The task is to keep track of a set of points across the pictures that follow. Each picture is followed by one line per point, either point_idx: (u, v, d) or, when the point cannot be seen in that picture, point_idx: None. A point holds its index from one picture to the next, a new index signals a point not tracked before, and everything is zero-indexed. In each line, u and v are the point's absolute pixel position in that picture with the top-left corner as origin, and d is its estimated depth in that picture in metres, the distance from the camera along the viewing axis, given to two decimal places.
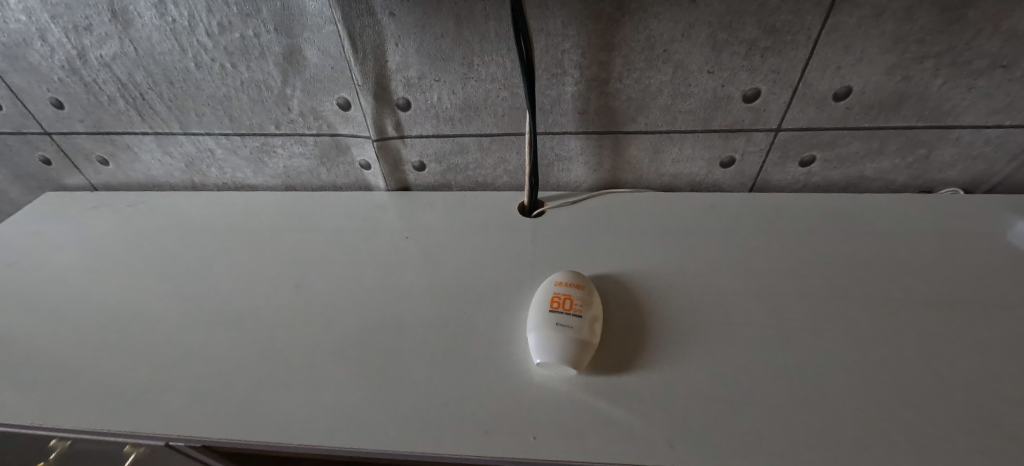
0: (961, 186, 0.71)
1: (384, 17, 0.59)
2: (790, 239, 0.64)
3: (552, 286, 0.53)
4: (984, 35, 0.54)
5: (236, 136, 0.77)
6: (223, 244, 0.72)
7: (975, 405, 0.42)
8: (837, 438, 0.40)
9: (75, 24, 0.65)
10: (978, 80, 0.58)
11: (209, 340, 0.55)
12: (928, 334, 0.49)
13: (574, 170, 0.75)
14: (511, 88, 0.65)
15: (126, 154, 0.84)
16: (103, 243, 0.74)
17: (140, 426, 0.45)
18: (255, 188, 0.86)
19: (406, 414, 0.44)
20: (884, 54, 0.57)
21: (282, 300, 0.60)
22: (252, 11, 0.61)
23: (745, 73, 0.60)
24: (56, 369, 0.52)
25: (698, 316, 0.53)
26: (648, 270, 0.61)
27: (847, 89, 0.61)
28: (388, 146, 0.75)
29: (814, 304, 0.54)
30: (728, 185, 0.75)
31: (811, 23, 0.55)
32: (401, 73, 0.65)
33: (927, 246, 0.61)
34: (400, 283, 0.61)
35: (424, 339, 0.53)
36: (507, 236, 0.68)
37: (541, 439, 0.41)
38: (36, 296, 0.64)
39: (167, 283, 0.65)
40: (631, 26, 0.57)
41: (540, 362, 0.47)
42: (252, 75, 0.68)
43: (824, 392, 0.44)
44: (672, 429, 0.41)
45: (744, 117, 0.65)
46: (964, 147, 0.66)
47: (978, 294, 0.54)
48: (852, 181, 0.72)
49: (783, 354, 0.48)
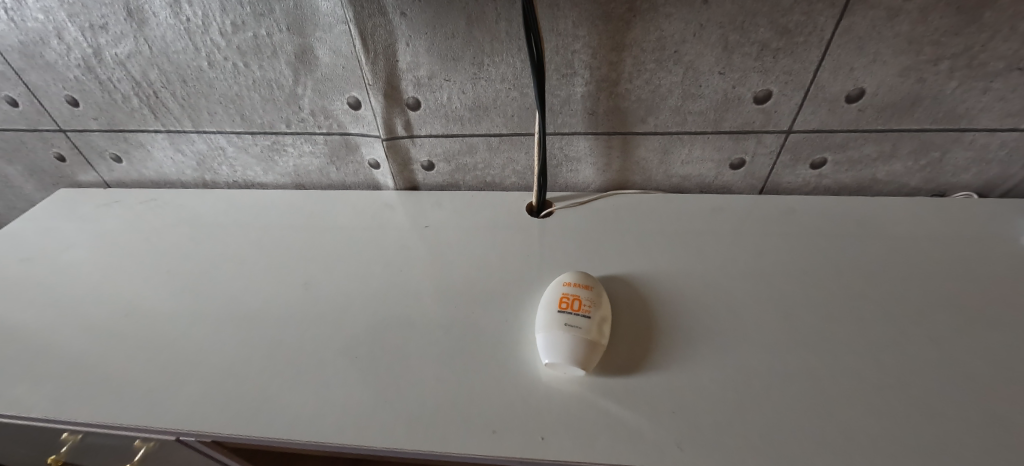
0: (975, 191, 0.70)
1: (395, 17, 0.60)
2: (801, 241, 0.64)
3: (560, 286, 0.53)
4: (1000, 37, 0.53)
5: (247, 134, 0.78)
6: (234, 242, 0.73)
7: (990, 410, 0.41)
8: (847, 442, 0.40)
9: (91, 23, 0.66)
10: (993, 83, 0.57)
11: (218, 338, 0.55)
12: (940, 339, 0.49)
13: (583, 170, 0.75)
14: (521, 88, 0.65)
15: (139, 152, 0.85)
16: (115, 240, 0.75)
17: (154, 421, 0.46)
18: (265, 186, 0.87)
19: (416, 411, 0.45)
20: (898, 55, 0.56)
21: (292, 297, 0.61)
22: (266, 11, 0.61)
23: (756, 74, 0.60)
24: (67, 364, 0.53)
25: (708, 318, 0.53)
26: (658, 270, 0.61)
27: (860, 92, 0.60)
28: (399, 145, 0.75)
29: (825, 307, 0.53)
30: (737, 187, 0.75)
31: (825, 24, 0.54)
32: (411, 73, 0.65)
33: (942, 251, 0.60)
34: (409, 281, 0.62)
35: (433, 338, 0.53)
36: (516, 235, 0.69)
37: (550, 440, 0.41)
38: (49, 292, 0.65)
39: (175, 279, 0.66)
40: (643, 27, 0.57)
41: (549, 363, 0.46)
42: (264, 75, 0.69)
43: (836, 396, 0.44)
44: (682, 433, 0.41)
45: (755, 119, 0.65)
46: (978, 150, 0.65)
47: (990, 298, 0.53)
48: (864, 183, 0.72)
49: (795, 357, 0.48)
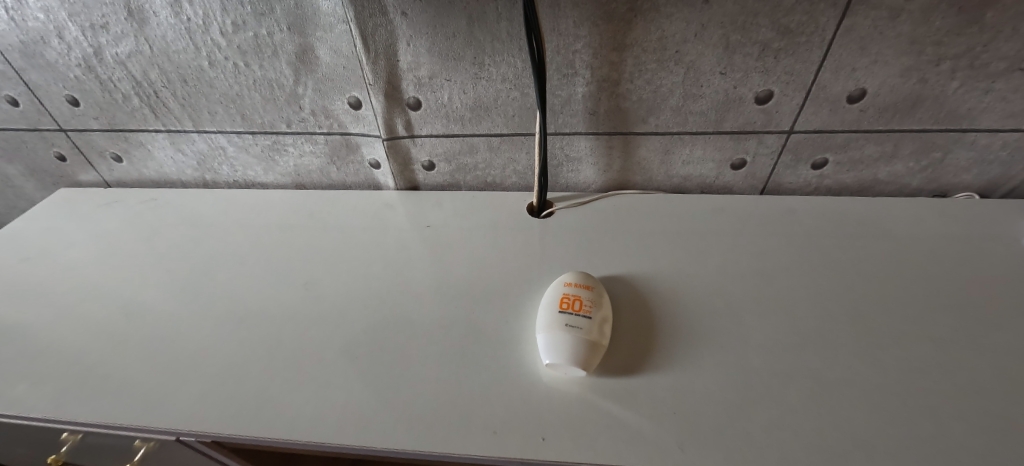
0: (977, 191, 0.70)
1: (395, 17, 0.59)
2: (802, 241, 0.63)
3: (561, 286, 0.53)
4: (1002, 38, 0.53)
5: (248, 134, 0.78)
6: (234, 242, 0.73)
7: (992, 410, 0.41)
8: (849, 442, 0.39)
9: (92, 22, 0.66)
10: (995, 83, 0.57)
11: (218, 338, 0.55)
12: (941, 339, 0.49)
13: (584, 170, 0.75)
14: (522, 88, 0.65)
15: (140, 151, 0.84)
16: (116, 239, 0.75)
17: (154, 421, 0.46)
18: (266, 186, 0.87)
19: (416, 411, 0.45)
20: (900, 55, 0.56)
21: (293, 297, 0.61)
22: (267, 10, 0.61)
23: (758, 74, 0.60)
24: (66, 364, 0.53)
25: (709, 319, 0.53)
26: (659, 271, 0.60)
27: (862, 92, 0.60)
28: (399, 145, 0.75)
29: (826, 307, 0.53)
30: (738, 187, 0.75)
31: (826, 24, 0.54)
32: (411, 72, 0.65)
33: (944, 251, 0.60)
34: (410, 281, 0.62)
35: (434, 338, 0.53)
36: (516, 236, 0.68)
37: (551, 441, 0.41)
38: (49, 292, 0.65)
39: (175, 279, 0.66)
40: (644, 27, 0.57)
41: (550, 363, 0.46)
42: (264, 75, 0.69)
43: (837, 396, 0.43)
44: (683, 433, 0.41)
45: (756, 119, 0.65)
46: (980, 151, 0.65)
47: (991, 298, 0.53)
48: (865, 184, 0.72)
49: (796, 357, 0.48)
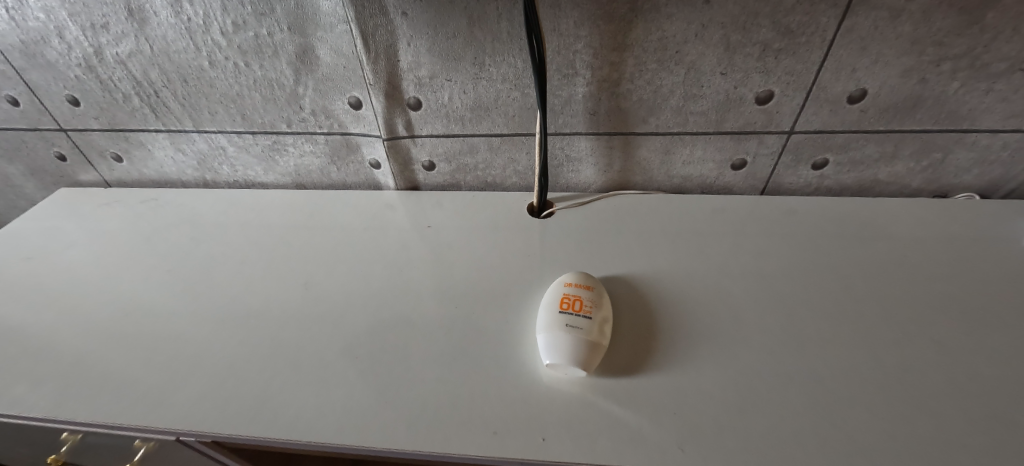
0: (977, 192, 0.70)
1: (396, 17, 0.59)
2: (802, 242, 0.63)
3: (561, 287, 0.53)
4: (1003, 38, 0.53)
5: (248, 134, 0.78)
6: (233, 242, 0.72)
7: (992, 411, 0.41)
8: (849, 442, 0.40)
9: (92, 22, 0.66)
10: (996, 83, 0.57)
11: (218, 338, 0.55)
12: (941, 339, 0.49)
13: (584, 170, 0.75)
14: (522, 88, 0.65)
15: (140, 151, 0.84)
16: (116, 239, 0.75)
17: (154, 421, 0.46)
18: (266, 185, 0.87)
19: (416, 411, 0.45)
20: (900, 56, 0.56)
21: (292, 297, 0.61)
22: (267, 10, 0.61)
23: (758, 74, 0.60)
24: (66, 364, 0.53)
25: (709, 319, 0.53)
26: (659, 271, 0.60)
27: (863, 92, 0.60)
28: (399, 145, 0.75)
29: (826, 308, 0.53)
30: (739, 187, 0.75)
31: (827, 25, 0.54)
32: (412, 72, 0.65)
33: (944, 252, 0.60)
34: (410, 281, 0.62)
35: (434, 338, 0.53)
36: (517, 236, 0.68)
37: (551, 441, 0.41)
38: (49, 292, 0.65)
39: (175, 279, 0.65)
40: (644, 27, 0.57)
41: (550, 364, 0.46)
42: (265, 75, 0.69)
43: (837, 397, 0.43)
44: (683, 434, 0.41)
45: (756, 119, 0.65)
46: (980, 151, 0.65)
47: (992, 299, 0.53)
48: (865, 184, 0.72)
49: (796, 358, 0.48)
